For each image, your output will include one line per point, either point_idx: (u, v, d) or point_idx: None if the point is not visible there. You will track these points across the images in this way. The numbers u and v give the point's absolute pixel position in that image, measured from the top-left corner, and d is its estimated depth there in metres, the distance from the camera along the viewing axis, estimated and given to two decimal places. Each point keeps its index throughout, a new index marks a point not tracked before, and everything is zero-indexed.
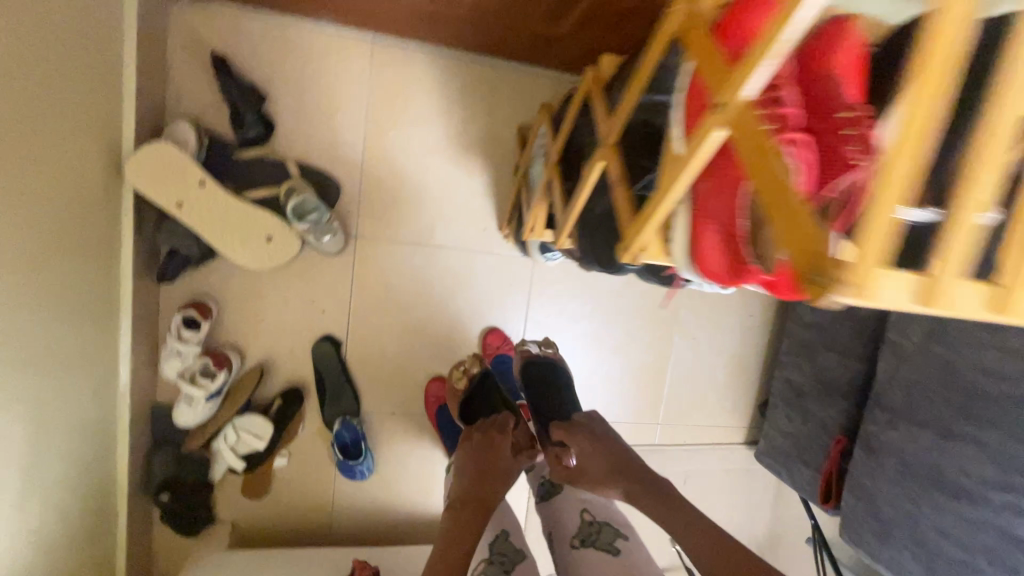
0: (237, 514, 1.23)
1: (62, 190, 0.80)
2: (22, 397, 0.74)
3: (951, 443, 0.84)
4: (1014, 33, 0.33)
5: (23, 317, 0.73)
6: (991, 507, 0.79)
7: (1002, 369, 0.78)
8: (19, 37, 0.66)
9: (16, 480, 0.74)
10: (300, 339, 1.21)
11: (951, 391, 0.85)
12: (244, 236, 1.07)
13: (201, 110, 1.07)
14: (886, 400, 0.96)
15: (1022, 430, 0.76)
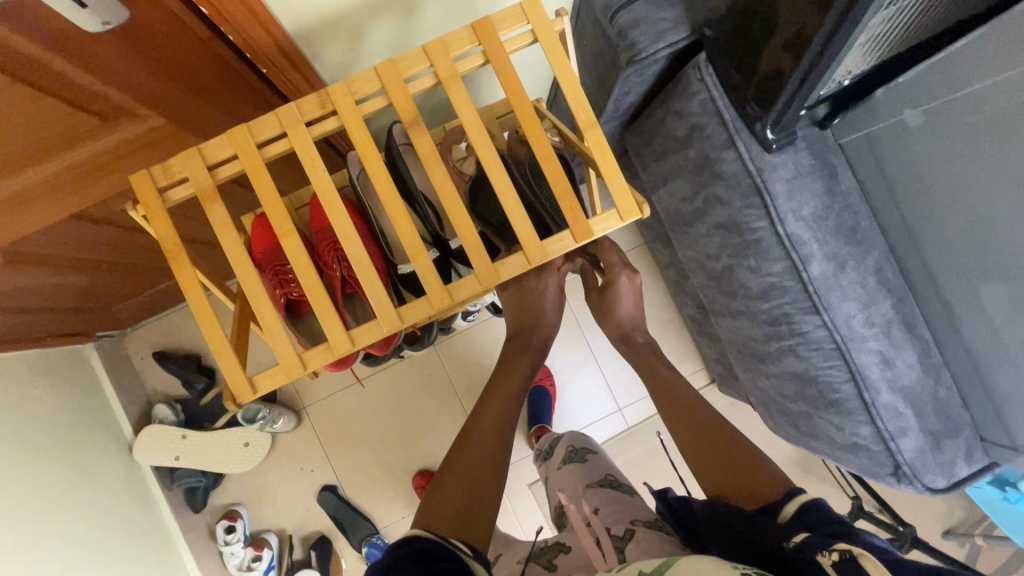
0: None
1: (90, 495, 1.26)
2: None
3: (759, 326, 0.91)
4: (270, 210, 0.58)
5: None
6: (809, 362, 0.83)
7: (739, 254, 0.86)
8: (17, 433, 1.14)
9: None
10: (309, 498, 1.56)
11: (729, 283, 0.95)
12: (229, 451, 1.48)
13: (172, 387, 1.55)
14: (719, 309, 1.05)
15: (774, 292, 0.83)
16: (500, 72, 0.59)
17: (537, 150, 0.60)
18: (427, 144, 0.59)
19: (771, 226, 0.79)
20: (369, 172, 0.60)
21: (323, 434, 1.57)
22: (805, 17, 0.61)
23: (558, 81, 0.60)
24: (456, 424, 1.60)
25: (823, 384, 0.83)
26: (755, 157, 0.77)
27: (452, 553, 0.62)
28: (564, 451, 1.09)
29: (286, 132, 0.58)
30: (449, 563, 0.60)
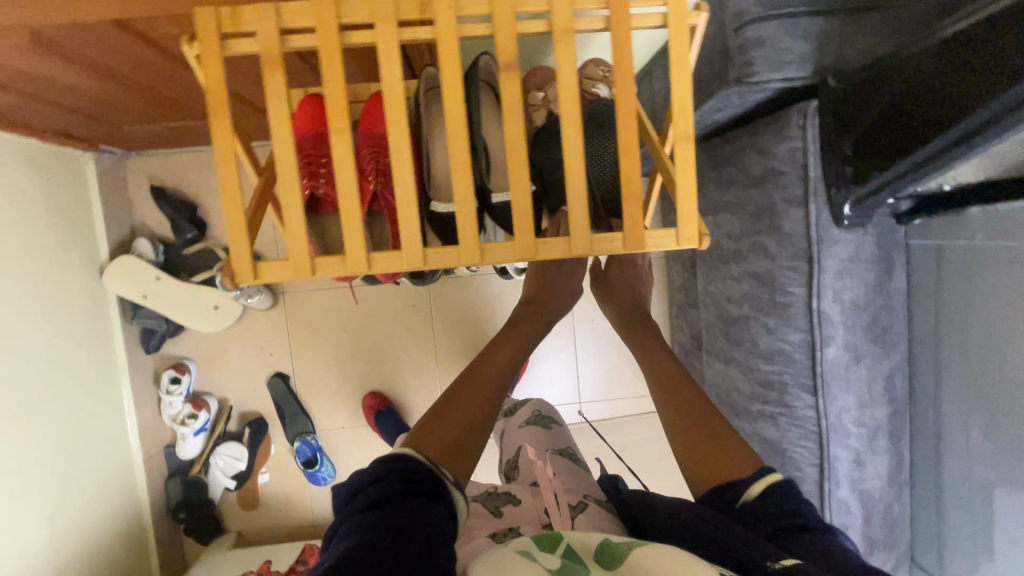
0: (241, 525, 1.59)
1: (49, 304, 1.24)
2: (33, 441, 1.16)
3: (749, 381, 0.91)
4: (330, 100, 0.54)
5: (28, 390, 1.15)
6: (781, 431, 0.84)
7: (762, 308, 0.86)
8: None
9: (40, 494, 1.16)
10: (259, 378, 1.57)
11: (737, 330, 0.95)
12: (197, 309, 1.47)
13: (161, 226, 1.52)
14: (715, 348, 1.05)
15: (780, 357, 0.83)
16: (616, 44, 0.54)
17: (623, 140, 0.55)
18: (515, 94, 0.55)
19: (806, 297, 0.77)
20: (442, 97, 0.55)
21: (292, 325, 1.56)
22: (940, 108, 0.57)
23: (670, 75, 0.55)
24: (422, 359, 1.60)
25: (785, 457, 0.84)
26: (822, 225, 0.74)
27: (437, 480, 0.65)
28: (529, 415, 1.09)
29: (375, 24, 0.53)
30: (433, 489, 0.63)
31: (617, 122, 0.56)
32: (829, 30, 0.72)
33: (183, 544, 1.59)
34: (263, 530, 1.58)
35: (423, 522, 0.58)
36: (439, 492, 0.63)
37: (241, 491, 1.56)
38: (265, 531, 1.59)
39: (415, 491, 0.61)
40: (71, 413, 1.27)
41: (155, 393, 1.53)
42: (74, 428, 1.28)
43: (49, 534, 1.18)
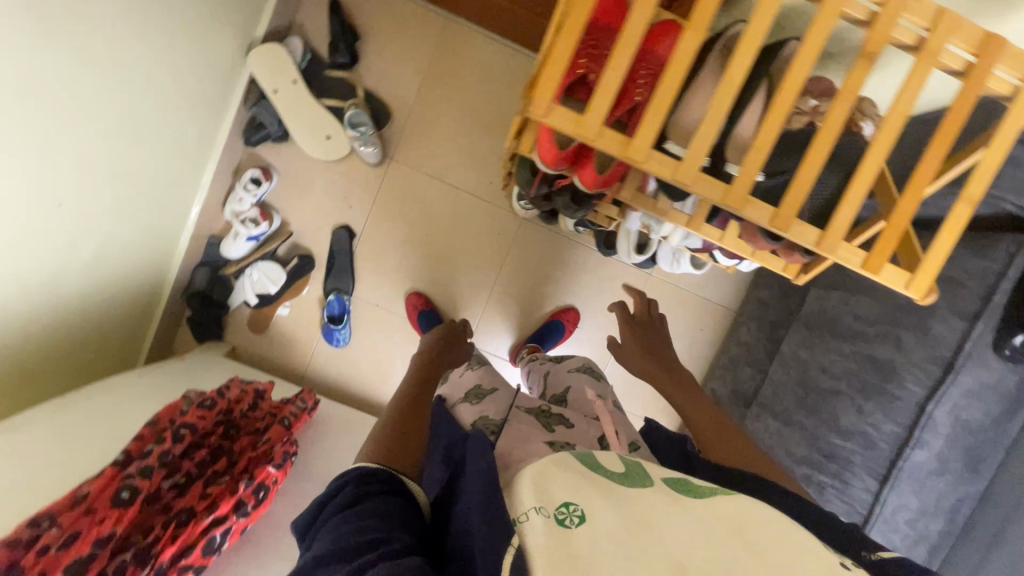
0: (239, 341, 1.58)
1: (197, 49, 1.22)
2: (123, 163, 1.14)
3: (809, 446, 0.96)
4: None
5: (144, 114, 1.13)
6: (828, 500, 0.90)
7: (864, 392, 0.90)
8: None
9: (104, 214, 1.14)
10: (327, 222, 1.56)
11: (816, 397, 0.99)
12: (312, 129, 1.46)
13: (316, 37, 1.50)
14: (772, 403, 1.09)
15: (864, 439, 0.88)
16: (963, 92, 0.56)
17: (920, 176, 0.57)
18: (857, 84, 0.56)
19: (921, 399, 0.83)
20: (779, 85, 0.57)
21: (383, 190, 1.56)
22: None
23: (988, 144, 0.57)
24: (479, 283, 1.62)
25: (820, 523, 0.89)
26: (977, 344, 0.79)
27: (393, 480, 0.75)
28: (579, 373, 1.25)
29: None
30: (388, 485, 0.74)
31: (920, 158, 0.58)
32: None
33: (177, 330, 1.57)
34: (257, 356, 1.58)
35: (407, 516, 0.69)
36: (395, 486, 0.74)
37: (257, 310, 1.56)
38: (258, 358, 1.59)
39: (369, 489, 0.71)
40: (163, 156, 1.25)
41: (229, 183, 1.52)
42: (157, 169, 1.25)
43: (93, 250, 1.16)
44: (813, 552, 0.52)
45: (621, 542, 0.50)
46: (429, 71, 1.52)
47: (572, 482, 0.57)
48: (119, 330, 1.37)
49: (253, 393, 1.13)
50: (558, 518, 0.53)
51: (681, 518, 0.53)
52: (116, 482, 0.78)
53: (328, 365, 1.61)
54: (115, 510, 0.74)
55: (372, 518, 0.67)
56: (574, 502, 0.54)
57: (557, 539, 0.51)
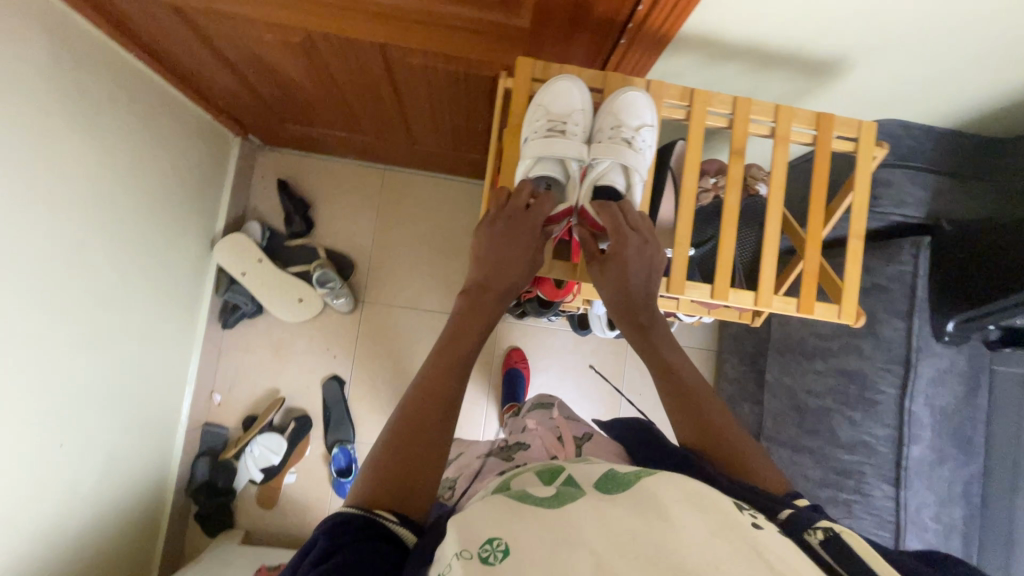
0: (251, 523, 1.54)
1: (163, 264, 1.31)
2: (101, 390, 1.15)
3: (812, 441, 1.02)
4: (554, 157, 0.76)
5: (116, 342, 1.17)
6: (843, 446, 0.96)
7: (853, 419, 0.95)
8: (149, 179, 1.20)
9: (104, 449, 1.18)
10: (315, 377, 1.60)
11: (798, 415, 1.06)
12: (286, 297, 1.53)
13: (273, 215, 1.63)
14: (771, 403, 1.14)
15: (851, 445, 0.95)
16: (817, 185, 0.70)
17: (809, 262, 0.71)
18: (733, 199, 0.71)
19: (898, 397, 0.90)
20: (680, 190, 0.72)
21: (361, 332, 1.62)
22: None
23: (855, 213, 0.71)
24: (474, 397, 1.65)
25: (859, 476, 0.94)
26: (923, 337, 0.88)
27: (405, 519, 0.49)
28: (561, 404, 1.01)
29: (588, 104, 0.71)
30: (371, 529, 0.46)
31: (810, 237, 0.72)
32: (944, 186, 0.90)
33: (187, 529, 1.52)
34: (274, 532, 1.53)
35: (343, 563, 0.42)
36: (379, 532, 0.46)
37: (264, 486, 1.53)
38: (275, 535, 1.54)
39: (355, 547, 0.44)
40: (134, 370, 1.25)
41: (216, 367, 1.57)
42: (126, 397, 1.23)
43: (70, 499, 1.09)
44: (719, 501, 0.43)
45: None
46: (376, 217, 1.66)
47: (483, 512, 0.43)
48: (131, 550, 1.33)
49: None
50: (482, 561, 0.38)
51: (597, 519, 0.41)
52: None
53: None
54: None
55: None
56: (498, 536, 0.40)
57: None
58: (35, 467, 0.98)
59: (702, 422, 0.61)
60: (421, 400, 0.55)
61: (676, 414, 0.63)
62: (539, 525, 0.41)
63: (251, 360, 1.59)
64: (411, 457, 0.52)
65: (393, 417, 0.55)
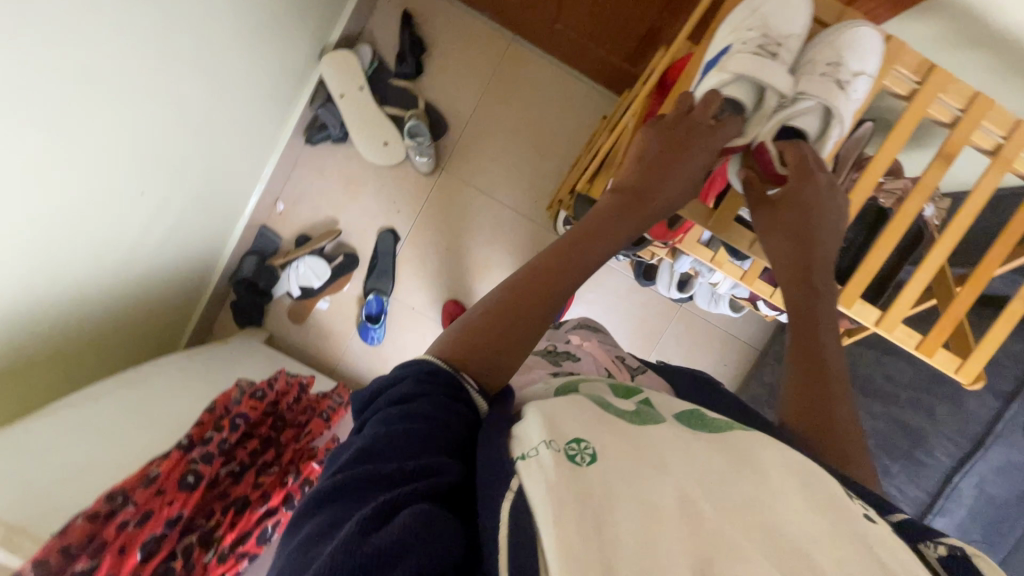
0: (277, 329, 1.64)
1: (274, 56, 1.27)
2: (189, 156, 1.17)
3: None
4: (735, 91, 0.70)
5: (213, 116, 1.17)
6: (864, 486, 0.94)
7: (889, 469, 0.92)
8: None
9: (176, 211, 1.23)
10: (374, 223, 1.61)
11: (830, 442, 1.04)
12: (372, 135, 1.51)
13: (386, 47, 1.55)
14: None
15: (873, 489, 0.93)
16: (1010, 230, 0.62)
17: (956, 306, 0.63)
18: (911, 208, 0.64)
19: (950, 468, 0.86)
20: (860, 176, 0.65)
21: (431, 197, 1.60)
22: None
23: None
24: None
25: None
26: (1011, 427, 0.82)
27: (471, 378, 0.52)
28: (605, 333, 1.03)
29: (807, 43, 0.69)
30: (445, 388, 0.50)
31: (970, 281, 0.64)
32: None
33: (220, 311, 1.62)
34: (294, 344, 1.63)
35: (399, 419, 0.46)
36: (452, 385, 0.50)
37: (298, 302, 1.61)
38: (294, 347, 1.64)
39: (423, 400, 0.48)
40: (221, 149, 1.26)
41: (288, 177, 1.59)
42: (205, 173, 1.25)
43: (137, 245, 1.15)
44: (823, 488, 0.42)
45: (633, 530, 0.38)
46: (486, 89, 1.57)
47: (578, 418, 0.47)
48: (170, 310, 1.43)
49: (299, 387, 1.18)
50: (569, 458, 0.43)
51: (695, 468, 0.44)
52: (110, 541, 0.68)
53: (358, 361, 1.65)
54: (182, 493, 0.79)
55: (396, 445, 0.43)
56: (586, 440, 0.44)
57: (570, 481, 0.40)
58: (117, 203, 1.02)
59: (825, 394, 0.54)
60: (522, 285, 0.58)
61: (789, 386, 0.57)
62: (636, 453, 0.44)
63: (320, 183, 1.60)
64: (501, 331, 0.55)
65: (501, 288, 0.58)
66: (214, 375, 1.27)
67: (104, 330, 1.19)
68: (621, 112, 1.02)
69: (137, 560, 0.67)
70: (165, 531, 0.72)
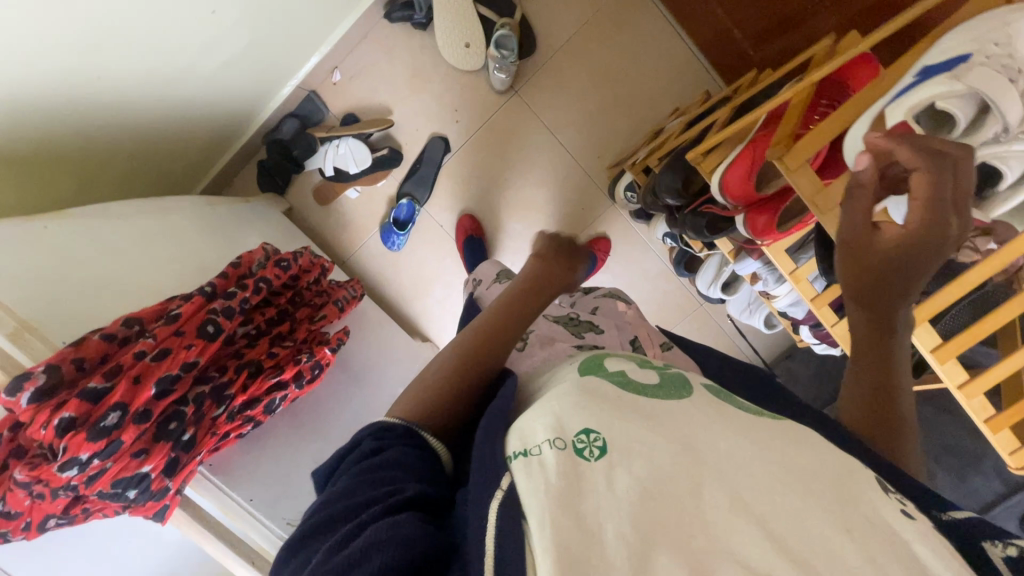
0: (298, 204, 1.56)
1: None
2: None
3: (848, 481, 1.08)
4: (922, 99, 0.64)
5: None
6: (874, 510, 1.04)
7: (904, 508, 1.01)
8: None
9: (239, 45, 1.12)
10: (429, 126, 1.52)
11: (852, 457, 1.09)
12: (456, 32, 1.40)
13: None
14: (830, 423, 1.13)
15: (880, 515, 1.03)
16: None
17: None
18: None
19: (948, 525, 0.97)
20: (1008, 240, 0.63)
21: (496, 118, 1.51)
22: None
23: None
24: None
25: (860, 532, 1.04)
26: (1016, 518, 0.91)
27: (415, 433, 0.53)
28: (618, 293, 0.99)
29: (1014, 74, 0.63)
30: (403, 431, 0.53)
31: None
32: None
33: (243, 168, 1.53)
34: (312, 225, 1.57)
35: (361, 465, 0.48)
36: (414, 435, 0.53)
37: (328, 183, 1.53)
38: (310, 227, 1.58)
39: (387, 447, 0.50)
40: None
41: (353, 48, 1.46)
42: (278, 11, 1.14)
43: (189, 68, 1.06)
44: (908, 523, 0.41)
45: (629, 491, 0.39)
46: (588, 21, 1.45)
47: (572, 403, 0.46)
48: (197, 150, 1.33)
49: (320, 268, 1.13)
50: (576, 451, 0.42)
51: (730, 444, 0.43)
52: (126, 367, 0.64)
53: (372, 260, 1.60)
54: (201, 340, 0.74)
55: (370, 483, 0.46)
56: (594, 430, 0.43)
57: (568, 473, 0.40)
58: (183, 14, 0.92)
59: (868, 399, 0.56)
60: (482, 331, 0.66)
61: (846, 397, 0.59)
62: (652, 433, 0.44)
63: (385, 66, 1.48)
64: (459, 366, 0.62)
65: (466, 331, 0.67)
66: (232, 231, 1.20)
67: (128, 148, 1.10)
68: (748, 94, 0.95)
69: (150, 393, 0.63)
70: (180, 373, 0.68)
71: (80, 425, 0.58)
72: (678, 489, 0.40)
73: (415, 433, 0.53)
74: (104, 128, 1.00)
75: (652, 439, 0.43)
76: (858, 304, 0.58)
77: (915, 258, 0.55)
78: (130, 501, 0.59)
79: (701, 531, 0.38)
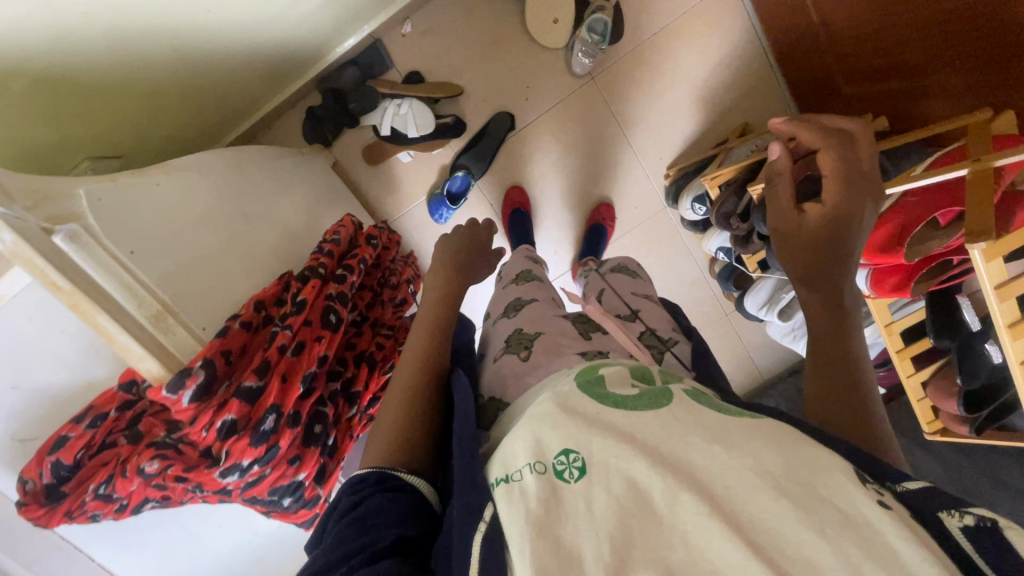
0: (344, 158, 1.46)
1: None
2: None
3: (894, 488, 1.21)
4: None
5: None
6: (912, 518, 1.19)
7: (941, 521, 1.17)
8: None
9: None
10: (496, 99, 1.44)
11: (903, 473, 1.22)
12: (547, 5, 1.32)
13: None
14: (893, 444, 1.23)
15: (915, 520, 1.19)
16: None
17: None
18: None
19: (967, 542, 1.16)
20: None
21: (566, 102, 1.46)
22: None
23: None
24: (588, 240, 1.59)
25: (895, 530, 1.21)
26: None
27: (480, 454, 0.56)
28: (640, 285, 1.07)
29: None
30: (382, 485, 0.59)
31: None
32: None
33: (288, 112, 1.40)
34: (356, 183, 1.47)
35: (361, 509, 0.55)
36: (396, 483, 0.59)
37: (380, 143, 1.42)
38: (353, 185, 1.48)
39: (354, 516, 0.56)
40: None
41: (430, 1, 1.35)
42: None
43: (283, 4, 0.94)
44: None
45: (608, 510, 0.40)
46: (678, 18, 1.40)
47: (549, 420, 0.47)
48: (253, 90, 1.21)
49: (395, 245, 1.07)
50: (555, 472, 0.44)
51: (705, 452, 0.42)
52: (273, 363, 0.59)
53: (412, 229, 1.53)
54: (328, 331, 0.70)
55: (364, 526, 0.53)
56: (574, 450, 0.44)
57: (547, 499, 0.42)
58: None
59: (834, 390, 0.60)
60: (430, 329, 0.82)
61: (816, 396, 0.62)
62: (630, 447, 0.43)
63: (461, 28, 1.38)
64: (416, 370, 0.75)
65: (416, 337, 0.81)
66: (297, 190, 1.12)
67: (198, 82, 0.98)
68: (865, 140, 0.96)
69: (298, 393, 0.60)
70: (317, 370, 0.64)
71: (242, 429, 0.54)
72: (657, 509, 0.39)
73: (400, 482, 0.59)
74: (185, 60, 0.89)
75: (633, 458, 0.42)
76: (810, 287, 0.64)
77: (831, 232, 0.63)
78: (284, 507, 0.62)
79: (679, 548, 0.37)
